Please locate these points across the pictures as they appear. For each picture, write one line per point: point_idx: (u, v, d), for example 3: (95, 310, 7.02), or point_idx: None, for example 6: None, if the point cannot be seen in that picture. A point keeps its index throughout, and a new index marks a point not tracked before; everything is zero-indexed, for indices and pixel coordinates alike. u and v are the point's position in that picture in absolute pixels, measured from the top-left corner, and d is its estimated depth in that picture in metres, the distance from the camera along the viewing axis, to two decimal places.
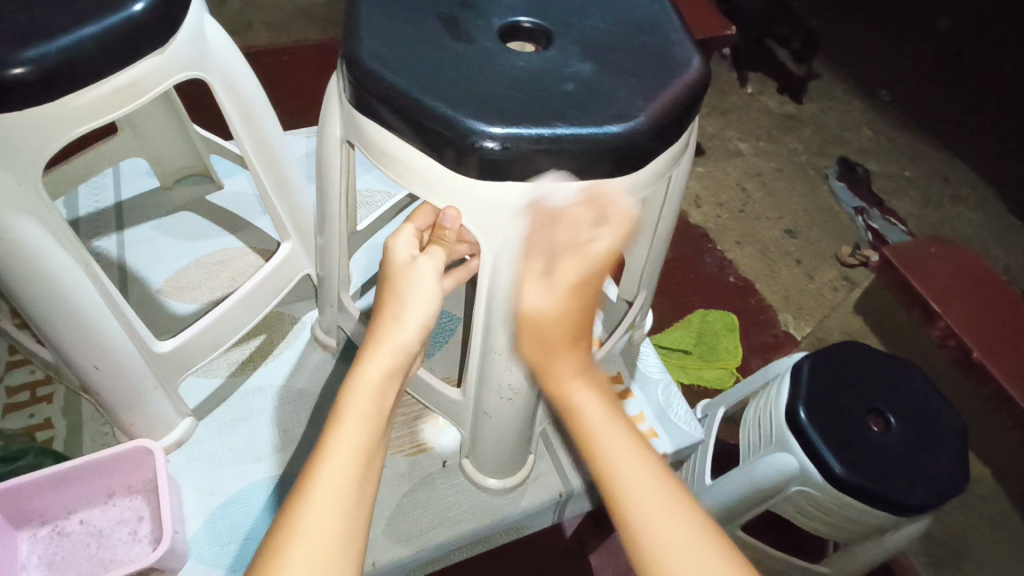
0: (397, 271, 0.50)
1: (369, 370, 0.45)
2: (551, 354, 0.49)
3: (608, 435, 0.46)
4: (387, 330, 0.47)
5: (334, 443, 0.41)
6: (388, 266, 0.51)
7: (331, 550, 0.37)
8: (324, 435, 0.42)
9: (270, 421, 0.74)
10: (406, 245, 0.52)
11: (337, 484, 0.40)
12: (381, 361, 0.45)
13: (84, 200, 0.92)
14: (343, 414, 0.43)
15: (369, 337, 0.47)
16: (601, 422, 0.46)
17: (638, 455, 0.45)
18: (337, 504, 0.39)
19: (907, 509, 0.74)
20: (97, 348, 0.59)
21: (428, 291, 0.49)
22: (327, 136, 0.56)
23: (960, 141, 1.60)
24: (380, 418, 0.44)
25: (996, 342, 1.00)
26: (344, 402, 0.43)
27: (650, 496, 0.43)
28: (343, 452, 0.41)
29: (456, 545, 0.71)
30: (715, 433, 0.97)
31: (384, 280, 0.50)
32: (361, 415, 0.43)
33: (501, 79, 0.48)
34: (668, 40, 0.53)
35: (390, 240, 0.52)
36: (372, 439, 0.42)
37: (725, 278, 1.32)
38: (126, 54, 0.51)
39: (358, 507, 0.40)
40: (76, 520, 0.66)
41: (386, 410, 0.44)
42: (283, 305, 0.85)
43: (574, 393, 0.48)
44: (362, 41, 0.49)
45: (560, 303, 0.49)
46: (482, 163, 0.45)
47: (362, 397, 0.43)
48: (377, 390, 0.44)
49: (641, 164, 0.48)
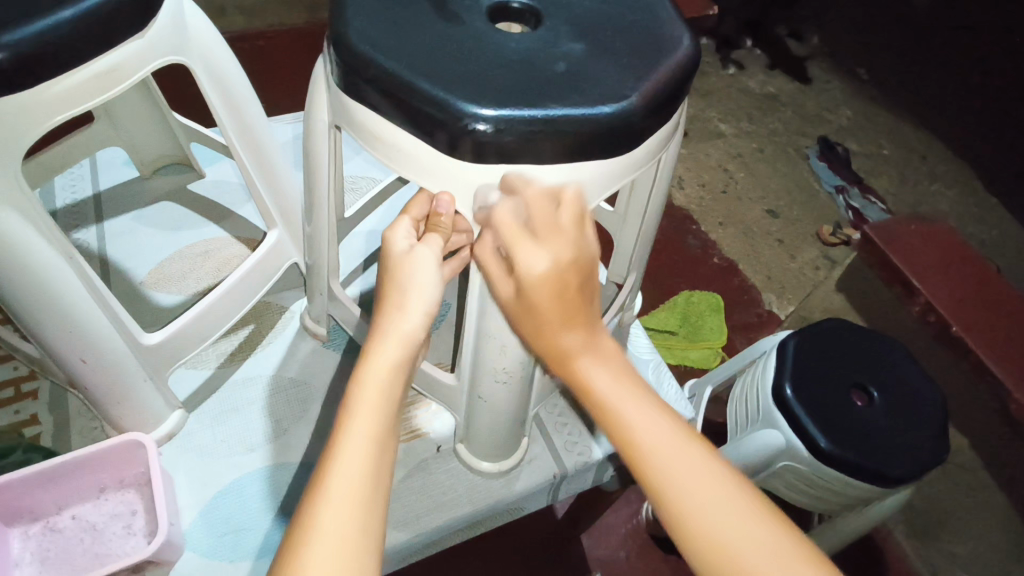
0: (395, 262, 0.49)
1: (376, 365, 0.45)
2: (548, 336, 0.49)
3: (626, 402, 0.47)
4: (393, 321, 0.47)
5: (345, 440, 0.41)
6: (388, 259, 0.50)
7: (351, 547, 0.38)
8: (335, 433, 0.42)
9: (261, 412, 0.74)
10: (405, 234, 0.51)
11: (351, 481, 0.40)
12: (387, 355, 0.45)
13: (60, 191, 0.90)
14: (352, 409, 0.43)
15: (374, 330, 0.47)
16: (621, 393, 0.47)
17: (663, 420, 0.46)
18: (352, 500, 0.39)
19: (891, 481, 0.76)
20: (86, 340, 0.58)
21: (431, 285, 0.49)
22: (314, 122, 0.55)
23: (937, 118, 1.62)
24: (389, 410, 0.44)
25: (971, 316, 1.03)
26: (352, 397, 0.43)
27: (673, 450, 0.44)
28: (356, 449, 0.41)
29: (452, 529, 0.72)
30: (703, 412, 0.99)
31: (384, 272, 0.50)
32: (370, 412, 0.42)
33: (492, 61, 0.47)
34: (657, 19, 0.53)
35: (388, 232, 0.51)
36: (382, 434, 0.42)
37: (709, 260, 1.33)
38: (104, 39, 0.50)
39: (373, 503, 0.40)
40: (68, 516, 0.65)
41: (395, 400, 0.45)
42: (270, 294, 0.84)
43: (587, 367, 0.49)
44: (350, 23, 0.48)
45: (537, 298, 0.47)
46: (476, 146, 0.45)
47: (371, 391, 0.43)
48: (386, 384, 0.44)
49: (634, 144, 0.48)
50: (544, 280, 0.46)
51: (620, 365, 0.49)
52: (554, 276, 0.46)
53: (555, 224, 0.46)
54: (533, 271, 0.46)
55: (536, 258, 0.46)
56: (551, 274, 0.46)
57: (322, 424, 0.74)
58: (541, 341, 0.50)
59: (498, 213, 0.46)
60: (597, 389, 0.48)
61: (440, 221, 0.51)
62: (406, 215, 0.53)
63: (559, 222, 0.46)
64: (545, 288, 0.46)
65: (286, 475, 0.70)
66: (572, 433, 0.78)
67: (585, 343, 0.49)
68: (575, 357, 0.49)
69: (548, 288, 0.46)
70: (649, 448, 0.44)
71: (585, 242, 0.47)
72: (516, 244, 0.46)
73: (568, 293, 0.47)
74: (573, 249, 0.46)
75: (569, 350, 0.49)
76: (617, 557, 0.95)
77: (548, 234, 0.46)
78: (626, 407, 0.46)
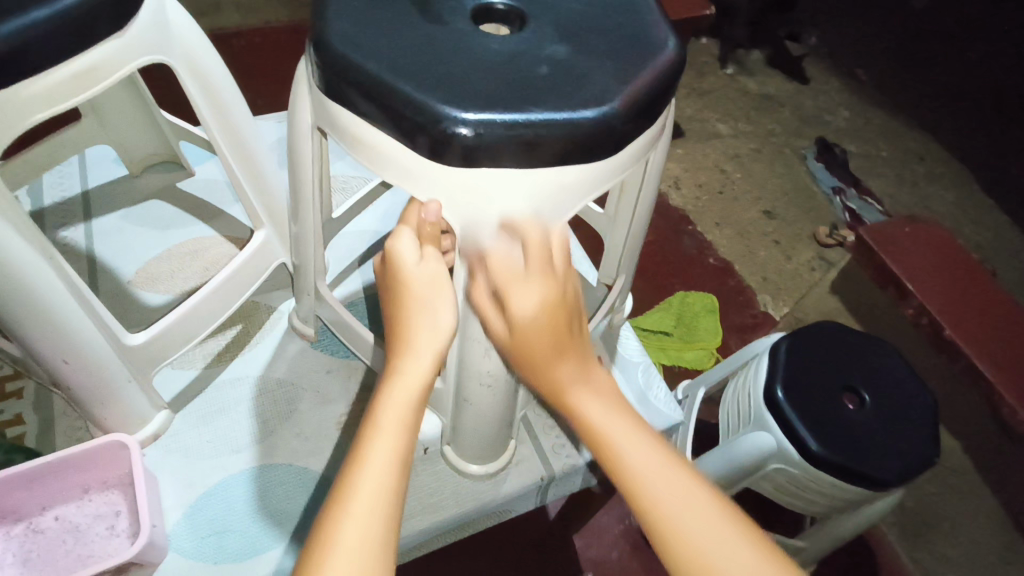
0: (406, 276, 0.51)
1: (402, 383, 0.48)
2: (545, 363, 0.49)
3: (626, 437, 0.46)
4: (420, 336, 0.49)
5: (370, 453, 0.44)
6: (398, 271, 0.51)
7: (370, 556, 0.40)
8: (359, 446, 0.45)
9: (248, 413, 0.74)
10: (410, 246, 0.52)
11: (375, 493, 0.42)
12: (416, 372, 0.48)
13: (49, 189, 0.89)
14: (377, 428, 0.45)
15: (400, 344, 0.49)
16: (617, 428, 0.47)
17: (651, 448, 0.46)
18: (373, 511, 0.41)
19: (880, 484, 0.75)
20: (68, 342, 0.58)
21: (446, 299, 0.51)
22: (298, 123, 0.55)
23: (935, 120, 1.62)
24: (410, 427, 0.46)
25: (963, 318, 1.03)
26: (377, 416, 0.46)
27: (665, 474, 0.44)
28: (378, 463, 0.43)
29: (440, 531, 0.72)
30: (695, 414, 0.98)
31: (396, 288, 0.51)
32: (395, 429, 0.45)
33: (474, 63, 0.47)
34: (644, 21, 0.53)
35: (392, 242, 0.52)
36: (403, 450, 0.45)
37: (704, 260, 1.33)
38: (82, 39, 0.49)
39: (394, 513, 0.42)
40: (51, 517, 0.65)
41: (416, 418, 0.47)
42: (259, 294, 0.84)
43: (582, 397, 0.48)
44: (331, 24, 0.48)
45: (534, 335, 0.48)
46: (458, 151, 0.45)
47: (394, 412, 0.46)
48: (412, 401, 0.47)
49: (618, 148, 0.48)
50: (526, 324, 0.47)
51: (613, 396, 0.49)
52: (535, 319, 0.47)
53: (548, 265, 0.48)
54: (524, 311, 0.47)
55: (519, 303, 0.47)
56: (542, 311, 0.47)
57: (309, 425, 0.73)
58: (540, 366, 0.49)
59: (492, 257, 0.48)
60: (592, 422, 0.47)
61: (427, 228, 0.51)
62: (406, 227, 0.52)
63: (550, 260, 0.48)
64: (531, 333, 0.48)
65: (272, 477, 0.69)
66: (560, 436, 0.78)
67: (582, 375, 0.49)
68: (569, 391, 0.49)
69: (533, 330, 0.48)
70: (642, 474, 0.44)
71: (569, 279, 0.49)
72: (509, 286, 0.47)
73: (558, 332, 0.48)
74: (562, 286, 0.48)
75: (564, 383, 0.49)
76: (609, 557, 0.95)
77: (545, 275, 0.47)
78: (617, 433, 0.46)
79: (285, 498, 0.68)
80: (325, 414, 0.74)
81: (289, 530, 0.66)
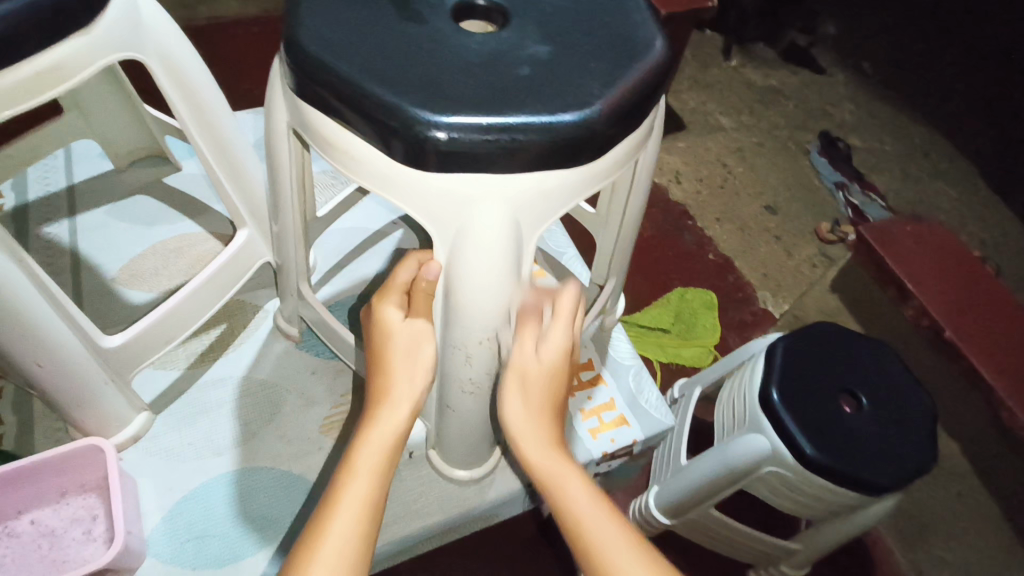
0: (389, 334, 0.53)
1: (380, 428, 0.50)
2: (537, 418, 0.53)
3: (598, 524, 0.48)
4: (398, 389, 0.52)
5: (343, 498, 0.46)
6: (385, 330, 0.53)
7: None
8: (334, 489, 0.47)
9: (230, 415, 0.72)
10: (396, 308, 0.54)
11: (345, 537, 0.44)
12: (393, 422, 0.50)
13: (34, 183, 0.88)
14: (354, 471, 0.47)
15: (377, 395, 0.52)
16: (593, 518, 0.48)
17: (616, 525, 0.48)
18: (343, 554, 0.43)
19: (876, 489, 0.74)
20: (42, 347, 0.56)
21: (427, 350, 0.53)
22: (273, 121, 0.53)
23: (943, 114, 1.59)
24: (384, 471, 0.48)
25: (964, 319, 1.01)
26: (355, 460, 0.48)
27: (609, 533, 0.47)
28: (351, 506, 0.45)
29: (424, 536, 0.71)
30: (689, 414, 0.96)
31: (383, 344, 0.53)
32: (369, 473, 0.47)
33: (453, 63, 0.45)
34: (630, 19, 0.51)
35: (380, 305, 0.54)
36: (378, 494, 0.47)
37: (704, 256, 1.30)
38: (48, 35, 0.48)
39: (367, 550, 0.45)
40: (27, 520, 0.64)
41: (391, 466, 0.49)
42: (244, 292, 0.83)
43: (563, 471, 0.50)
44: (305, 22, 0.47)
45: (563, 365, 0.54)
46: (433, 154, 0.43)
47: (370, 457, 0.48)
48: (387, 445, 0.49)
49: (600, 152, 0.46)
50: (551, 366, 0.53)
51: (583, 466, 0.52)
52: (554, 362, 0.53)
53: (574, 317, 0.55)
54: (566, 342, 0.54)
55: (560, 336, 0.54)
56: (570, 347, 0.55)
57: (293, 427, 0.72)
58: (531, 415, 0.52)
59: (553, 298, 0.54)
60: (568, 496, 0.49)
61: (421, 287, 0.52)
62: (393, 300, 0.54)
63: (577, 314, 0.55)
64: (544, 379, 0.53)
65: (252, 480, 0.68)
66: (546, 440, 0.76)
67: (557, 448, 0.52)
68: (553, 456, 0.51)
69: (546, 378, 0.53)
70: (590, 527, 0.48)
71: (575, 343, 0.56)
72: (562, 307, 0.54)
73: (559, 394, 0.54)
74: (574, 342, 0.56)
75: (543, 446, 0.52)
76: None
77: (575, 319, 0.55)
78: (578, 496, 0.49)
79: (267, 502, 0.67)
80: (310, 414, 0.74)
81: (271, 535, 0.65)
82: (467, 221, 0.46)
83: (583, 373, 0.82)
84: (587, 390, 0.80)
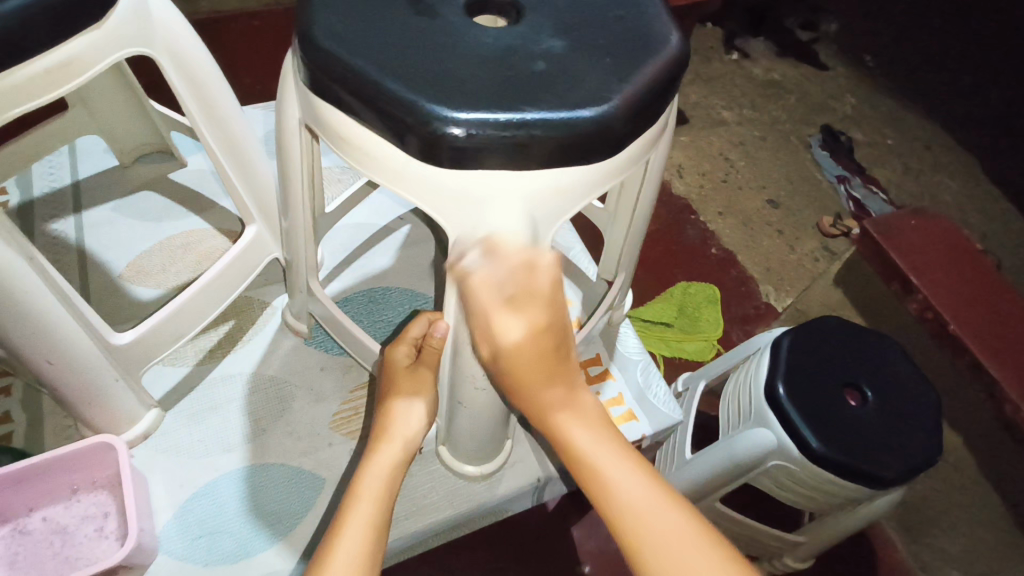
0: (395, 378, 0.58)
1: (379, 461, 0.51)
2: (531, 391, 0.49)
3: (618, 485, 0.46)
4: (397, 427, 0.55)
5: (349, 519, 0.46)
6: (393, 376, 0.59)
7: None
8: (341, 513, 0.47)
9: (239, 411, 0.72)
10: (406, 354, 0.59)
11: (350, 556, 0.44)
12: (391, 451, 0.53)
13: (38, 178, 0.88)
14: (359, 496, 0.48)
15: (380, 430, 0.55)
16: (615, 472, 0.46)
17: (659, 499, 0.45)
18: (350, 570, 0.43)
19: (883, 482, 0.74)
20: (54, 344, 0.56)
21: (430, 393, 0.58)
22: (285, 118, 0.53)
23: (944, 108, 1.59)
24: (387, 496, 0.49)
25: (966, 311, 1.02)
26: (359, 487, 0.49)
27: (632, 489, 0.45)
28: (356, 527, 0.46)
29: (434, 531, 0.71)
30: (694, 408, 0.97)
31: (389, 385, 0.58)
32: (371, 498, 0.48)
33: (468, 58, 0.45)
34: (644, 14, 0.50)
35: (391, 351, 0.60)
36: (382, 516, 0.47)
37: (708, 250, 1.30)
38: (59, 31, 0.47)
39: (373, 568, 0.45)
40: (38, 518, 0.64)
41: (394, 491, 0.50)
42: (252, 289, 0.83)
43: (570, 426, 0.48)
44: (318, 17, 0.46)
45: (521, 358, 0.47)
46: (447, 151, 0.43)
47: (372, 485, 0.49)
48: (388, 472, 0.51)
49: (616, 149, 0.46)
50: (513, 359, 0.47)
51: (600, 424, 0.49)
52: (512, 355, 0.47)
53: (525, 293, 0.45)
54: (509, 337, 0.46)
55: (512, 329, 0.46)
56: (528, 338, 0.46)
57: (302, 423, 0.73)
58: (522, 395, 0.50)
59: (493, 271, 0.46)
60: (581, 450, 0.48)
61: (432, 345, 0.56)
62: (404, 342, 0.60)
63: (543, 288, 0.45)
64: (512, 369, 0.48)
65: (262, 476, 0.69)
66: None
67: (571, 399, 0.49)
68: (557, 413, 0.49)
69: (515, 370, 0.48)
70: (621, 493, 0.45)
71: (557, 305, 0.46)
72: (497, 306, 0.46)
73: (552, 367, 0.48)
74: (547, 313, 0.46)
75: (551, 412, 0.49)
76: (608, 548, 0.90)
77: (524, 305, 0.45)
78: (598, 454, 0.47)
79: (278, 497, 0.68)
80: (319, 409, 0.74)
81: (282, 530, 0.66)
82: (479, 222, 0.46)
83: (591, 367, 0.82)
84: (595, 385, 0.80)
